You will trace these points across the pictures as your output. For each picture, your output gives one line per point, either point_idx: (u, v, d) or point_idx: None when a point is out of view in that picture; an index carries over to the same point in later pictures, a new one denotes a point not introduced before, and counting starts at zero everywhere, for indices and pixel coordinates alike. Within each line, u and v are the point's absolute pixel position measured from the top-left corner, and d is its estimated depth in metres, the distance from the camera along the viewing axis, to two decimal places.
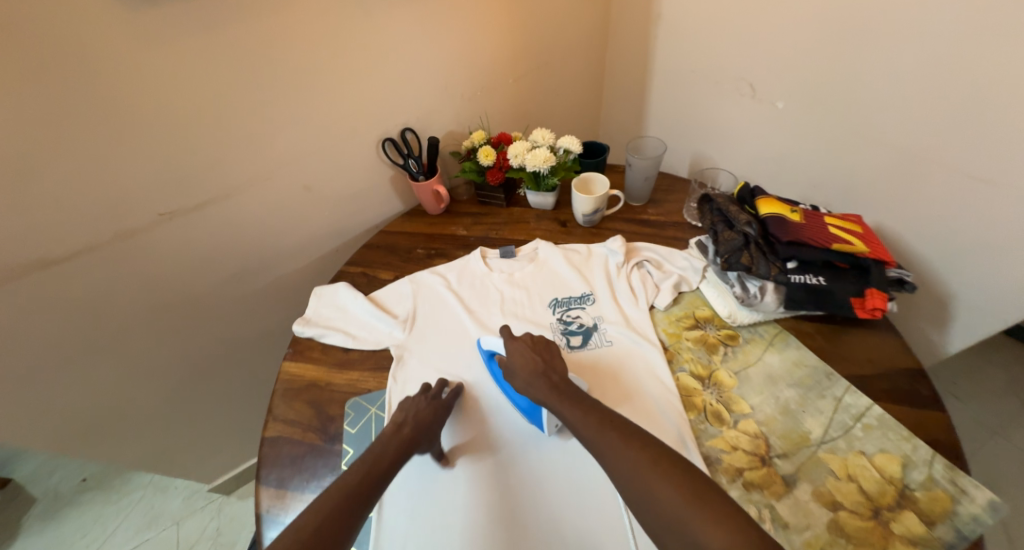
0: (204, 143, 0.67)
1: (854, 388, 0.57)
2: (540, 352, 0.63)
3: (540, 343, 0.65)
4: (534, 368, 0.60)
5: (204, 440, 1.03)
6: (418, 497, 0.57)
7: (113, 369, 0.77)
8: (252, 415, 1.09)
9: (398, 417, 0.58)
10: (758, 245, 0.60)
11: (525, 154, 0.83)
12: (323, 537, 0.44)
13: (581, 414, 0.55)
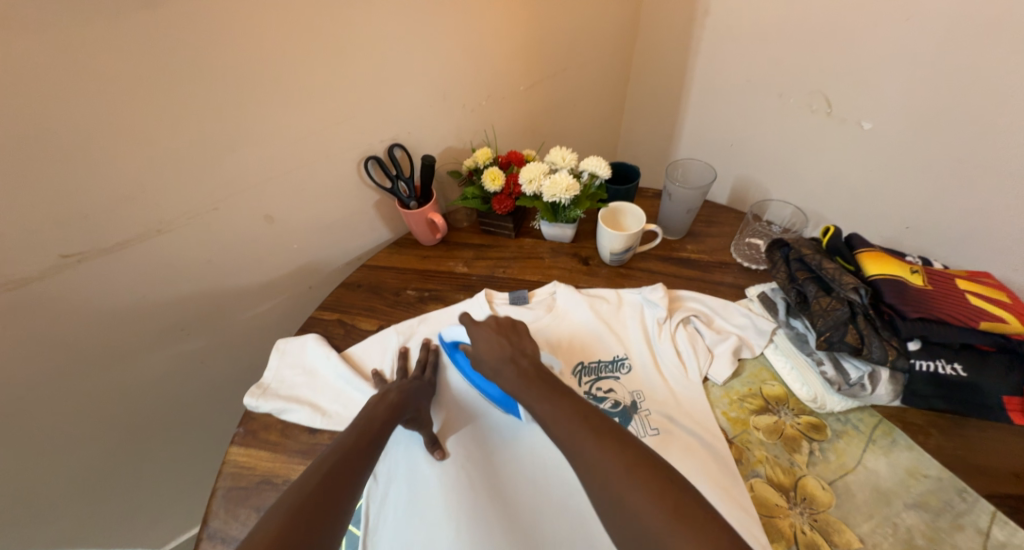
0: (125, 163, 0.50)
1: (1001, 515, 0.42)
2: (506, 334, 0.57)
3: (508, 324, 0.59)
4: (501, 351, 0.54)
5: (145, 520, 0.83)
6: (398, 538, 0.48)
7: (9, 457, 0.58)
8: (206, 484, 0.90)
9: (380, 390, 0.53)
10: (867, 316, 0.45)
11: (542, 180, 0.67)
12: (313, 504, 0.37)
13: (553, 405, 0.47)
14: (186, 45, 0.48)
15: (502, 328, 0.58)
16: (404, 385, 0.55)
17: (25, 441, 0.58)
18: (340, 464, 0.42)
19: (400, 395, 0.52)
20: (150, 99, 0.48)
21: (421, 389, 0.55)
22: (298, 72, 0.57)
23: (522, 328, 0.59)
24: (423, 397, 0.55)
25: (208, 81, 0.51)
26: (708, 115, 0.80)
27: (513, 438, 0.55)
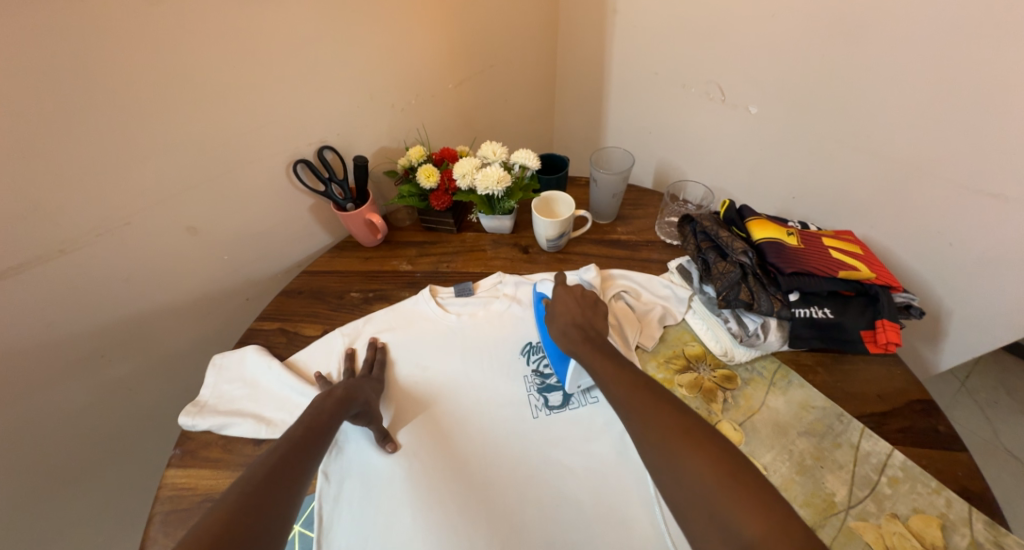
0: (8, 181, 0.46)
1: (869, 431, 0.51)
2: (587, 304, 0.61)
3: (591, 296, 0.62)
4: (574, 317, 0.59)
5: None
6: (356, 533, 0.50)
7: None
8: None
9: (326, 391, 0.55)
10: (755, 275, 0.52)
11: (474, 175, 0.70)
12: (261, 494, 0.39)
13: (613, 368, 0.51)
14: (67, 52, 0.45)
15: (586, 299, 0.62)
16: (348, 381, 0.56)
17: None
18: (284, 460, 0.43)
19: (345, 390, 0.54)
20: (30, 111, 0.45)
21: (368, 386, 0.58)
22: (204, 78, 0.55)
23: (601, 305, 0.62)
24: (371, 393, 0.57)
25: (100, 91, 0.49)
26: (625, 106, 0.86)
27: (468, 424, 0.58)
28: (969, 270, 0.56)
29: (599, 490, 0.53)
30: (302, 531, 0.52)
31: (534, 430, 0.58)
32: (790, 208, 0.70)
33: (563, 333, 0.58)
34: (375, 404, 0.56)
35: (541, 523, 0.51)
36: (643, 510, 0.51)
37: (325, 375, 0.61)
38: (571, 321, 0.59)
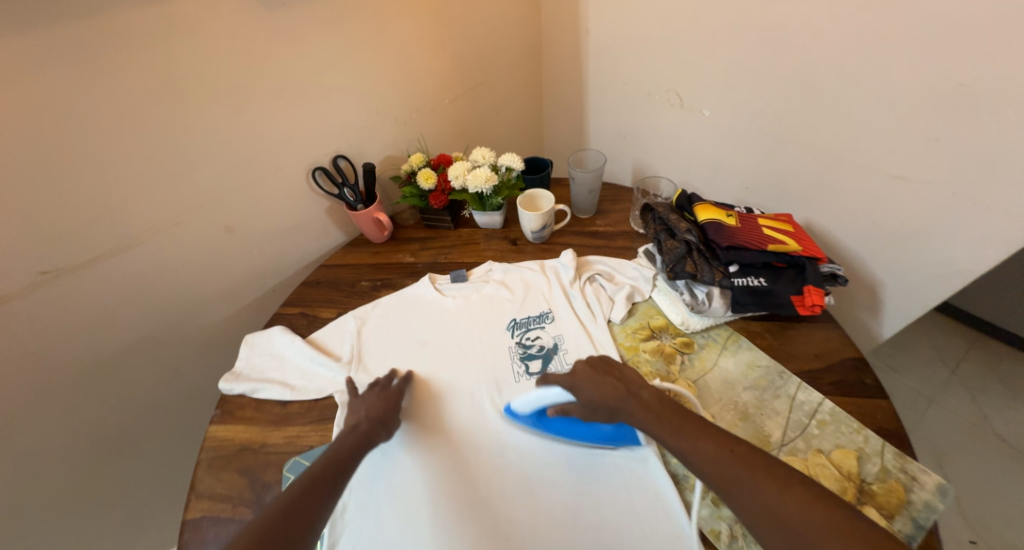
0: (90, 187, 0.59)
1: (805, 384, 0.59)
2: (610, 371, 0.57)
3: (604, 361, 0.58)
4: (614, 392, 0.54)
5: None
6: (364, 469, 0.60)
7: None
8: None
9: (352, 419, 0.59)
10: (700, 251, 0.61)
11: (465, 176, 0.80)
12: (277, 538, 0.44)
13: (690, 439, 0.48)
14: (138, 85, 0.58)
15: (600, 367, 0.57)
16: (371, 412, 0.60)
17: None
18: (299, 499, 0.48)
19: (366, 427, 0.58)
20: (107, 132, 0.58)
21: (387, 403, 0.62)
22: (238, 101, 0.68)
23: (616, 366, 0.59)
24: (392, 409, 0.61)
25: (159, 115, 0.61)
26: (602, 113, 0.96)
27: (459, 386, 0.67)
28: (897, 244, 0.63)
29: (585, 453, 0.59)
30: None
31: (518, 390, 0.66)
32: (746, 197, 0.79)
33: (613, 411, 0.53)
34: (396, 421, 0.60)
35: (527, 470, 0.58)
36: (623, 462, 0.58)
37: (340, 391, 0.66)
38: (614, 400, 0.53)
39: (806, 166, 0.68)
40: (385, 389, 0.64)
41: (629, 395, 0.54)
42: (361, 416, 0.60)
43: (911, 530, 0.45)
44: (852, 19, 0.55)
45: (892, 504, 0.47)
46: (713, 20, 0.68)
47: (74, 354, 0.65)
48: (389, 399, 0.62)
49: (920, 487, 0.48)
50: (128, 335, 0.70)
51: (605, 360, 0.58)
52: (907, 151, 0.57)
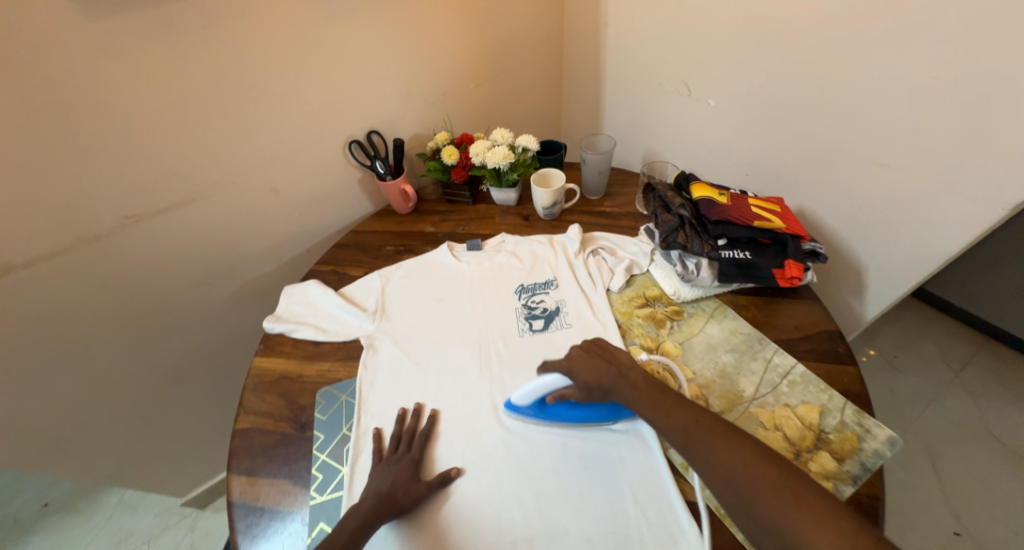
0: (164, 147, 0.72)
1: (781, 349, 0.64)
2: (604, 352, 0.64)
3: (603, 342, 0.65)
4: (607, 374, 0.60)
5: (171, 442, 1.06)
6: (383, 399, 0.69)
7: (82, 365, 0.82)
8: (218, 417, 1.13)
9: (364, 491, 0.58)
10: (692, 225, 0.67)
11: (485, 153, 0.88)
12: None
13: (665, 414, 0.55)
14: (205, 63, 0.70)
15: (598, 347, 0.65)
16: (382, 485, 0.57)
17: (92, 356, 0.82)
18: None
19: (376, 501, 0.56)
20: (181, 101, 0.71)
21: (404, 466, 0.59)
22: (288, 78, 0.78)
23: (614, 345, 0.66)
24: (408, 472, 0.59)
25: (222, 88, 0.73)
26: (618, 101, 1.02)
27: (469, 339, 0.75)
28: (877, 230, 0.68)
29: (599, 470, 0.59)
30: (348, 399, 0.70)
31: (520, 345, 0.73)
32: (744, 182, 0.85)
33: (605, 391, 0.59)
34: (409, 495, 0.57)
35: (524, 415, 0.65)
36: (636, 469, 0.58)
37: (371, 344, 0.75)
38: (606, 381, 0.59)
39: (797, 155, 0.74)
40: (399, 457, 0.61)
41: (621, 377, 0.60)
42: (371, 490, 0.57)
43: (859, 471, 0.51)
44: (834, 19, 0.61)
45: (845, 450, 0.53)
46: (715, 17, 0.74)
47: (144, 286, 0.82)
48: (402, 472, 0.59)
49: (872, 438, 0.53)
50: (185, 276, 0.86)
51: (605, 341, 0.66)
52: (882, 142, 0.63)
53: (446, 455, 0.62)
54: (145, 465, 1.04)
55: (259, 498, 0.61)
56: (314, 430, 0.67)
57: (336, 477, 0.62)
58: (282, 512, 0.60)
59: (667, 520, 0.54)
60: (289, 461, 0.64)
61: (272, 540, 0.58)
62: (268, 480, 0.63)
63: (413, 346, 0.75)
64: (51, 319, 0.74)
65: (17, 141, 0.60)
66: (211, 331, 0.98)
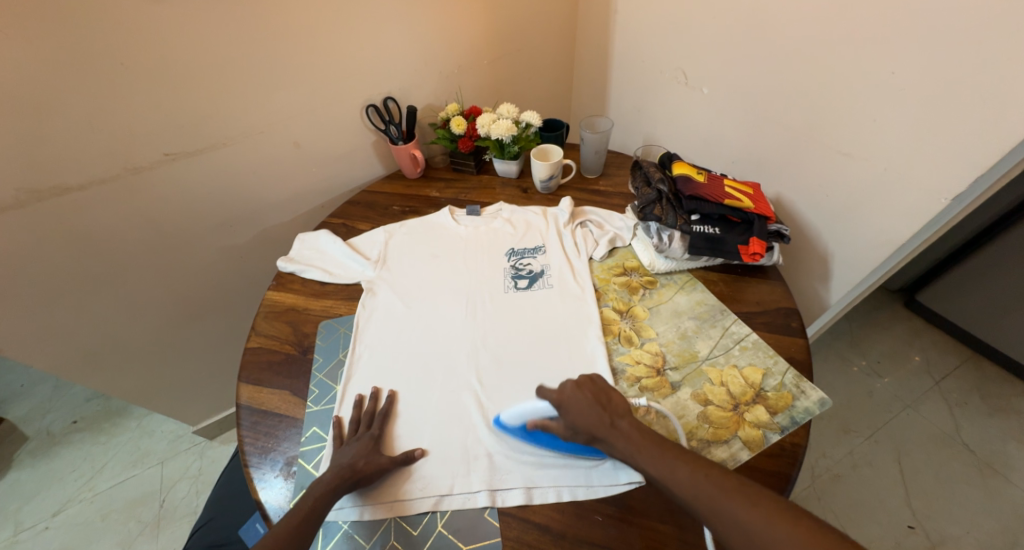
0: (202, 93, 0.81)
1: (740, 319, 0.70)
2: (596, 398, 0.59)
3: (589, 384, 0.61)
4: (599, 424, 0.57)
5: (188, 370, 1.18)
6: (378, 335, 0.77)
7: (118, 286, 0.93)
8: (231, 353, 1.25)
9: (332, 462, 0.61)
10: (669, 200, 0.73)
11: (490, 125, 0.94)
12: None
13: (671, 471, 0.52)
14: (243, 19, 0.78)
15: (586, 392, 0.60)
16: (342, 458, 0.61)
17: (127, 279, 0.93)
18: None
19: (334, 473, 0.59)
20: (220, 53, 0.79)
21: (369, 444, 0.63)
22: (315, 40, 0.86)
23: (600, 384, 0.62)
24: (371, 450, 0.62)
25: (255, 44, 0.81)
26: (621, 87, 1.08)
27: (458, 292, 0.82)
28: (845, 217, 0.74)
29: None
30: (346, 332, 0.80)
31: (504, 300, 0.79)
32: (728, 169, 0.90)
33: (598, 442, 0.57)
34: (371, 467, 0.60)
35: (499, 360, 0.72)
36: None
37: (371, 289, 0.83)
38: (598, 433, 0.57)
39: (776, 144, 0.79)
40: (361, 434, 0.64)
41: (613, 428, 0.56)
42: (332, 463, 0.61)
43: (787, 423, 0.58)
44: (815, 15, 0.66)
45: (779, 406, 0.60)
46: (712, 9, 0.80)
47: (175, 221, 0.92)
48: (362, 448, 0.62)
49: (805, 398, 0.60)
50: (212, 215, 0.96)
51: (593, 381, 0.61)
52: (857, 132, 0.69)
53: (427, 384, 0.70)
54: (164, 386, 1.16)
55: (263, 403, 0.72)
56: (314, 353, 0.78)
57: (330, 392, 0.73)
58: (283, 413, 0.71)
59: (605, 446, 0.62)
60: (291, 377, 0.76)
61: (273, 435, 0.69)
62: (271, 389, 0.74)
63: (408, 293, 0.82)
64: (96, 240, 0.85)
65: (81, 77, 0.71)
66: (231, 270, 1.08)
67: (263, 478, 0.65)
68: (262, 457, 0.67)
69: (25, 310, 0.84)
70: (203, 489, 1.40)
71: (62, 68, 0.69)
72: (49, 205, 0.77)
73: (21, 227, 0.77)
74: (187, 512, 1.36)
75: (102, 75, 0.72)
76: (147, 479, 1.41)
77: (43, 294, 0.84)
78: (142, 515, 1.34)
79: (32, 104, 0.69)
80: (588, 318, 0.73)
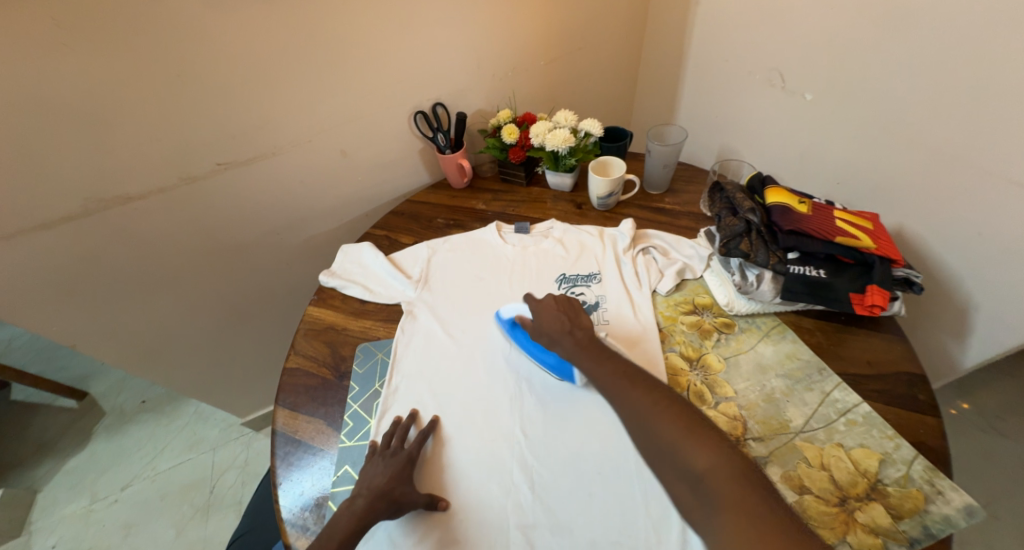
0: (253, 103, 0.78)
1: (845, 384, 0.57)
2: (565, 311, 0.67)
3: (564, 302, 0.68)
4: (560, 328, 0.64)
5: (236, 369, 1.19)
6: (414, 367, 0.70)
7: (171, 292, 0.92)
8: (276, 354, 1.24)
9: (358, 486, 0.56)
10: (759, 232, 0.61)
11: (545, 135, 0.85)
12: None
13: None
14: (295, 25, 0.73)
15: (560, 305, 0.68)
16: (376, 482, 0.56)
17: (180, 285, 0.93)
18: None
19: (367, 500, 0.54)
20: (271, 61, 0.75)
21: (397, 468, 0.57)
22: (367, 44, 0.80)
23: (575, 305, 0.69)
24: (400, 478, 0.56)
25: (308, 50, 0.76)
26: (700, 88, 0.98)
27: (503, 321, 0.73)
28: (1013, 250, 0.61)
29: (623, 521, 0.53)
30: (383, 358, 0.74)
31: None
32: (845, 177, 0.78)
33: (552, 344, 0.64)
34: (407, 494, 0.55)
35: (545, 409, 0.63)
36: (662, 520, 0.53)
37: (410, 311, 0.77)
38: (557, 335, 0.63)
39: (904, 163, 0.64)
40: (396, 450, 0.60)
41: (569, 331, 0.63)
42: (365, 486, 0.56)
43: (920, 535, 0.45)
44: None
45: (906, 508, 0.46)
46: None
47: (226, 228, 0.90)
48: (396, 467, 0.57)
49: (944, 502, 0.46)
50: (261, 223, 0.94)
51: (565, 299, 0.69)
52: None
53: (462, 430, 0.62)
54: (213, 386, 1.17)
55: (298, 431, 0.68)
56: (351, 381, 0.72)
57: (363, 427, 0.67)
58: (316, 446, 0.66)
59: (668, 540, 0.51)
60: (326, 404, 0.70)
61: (305, 469, 0.64)
62: (307, 417, 0.69)
63: (448, 319, 0.75)
64: (153, 247, 0.85)
65: (136, 88, 0.68)
66: (278, 276, 1.06)
67: (292, 518, 0.60)
68: (293, 493, 0.62)
69: (86, 314, 0.85)
70: (249, 480, 1.42)
71: (117, 79, 0.66)
72: (108, 215, 0.77)
73: (81, 236, 0.77)
74: (234, 502, 1.37)
75: (157, 86, 0.69)
76: (199, 465, 1.45)
77: (102, 299, 0.85)
78: (194, 499, 1.38)
79: (93, 117, 0.68)
80: (650, 364, 0.62)
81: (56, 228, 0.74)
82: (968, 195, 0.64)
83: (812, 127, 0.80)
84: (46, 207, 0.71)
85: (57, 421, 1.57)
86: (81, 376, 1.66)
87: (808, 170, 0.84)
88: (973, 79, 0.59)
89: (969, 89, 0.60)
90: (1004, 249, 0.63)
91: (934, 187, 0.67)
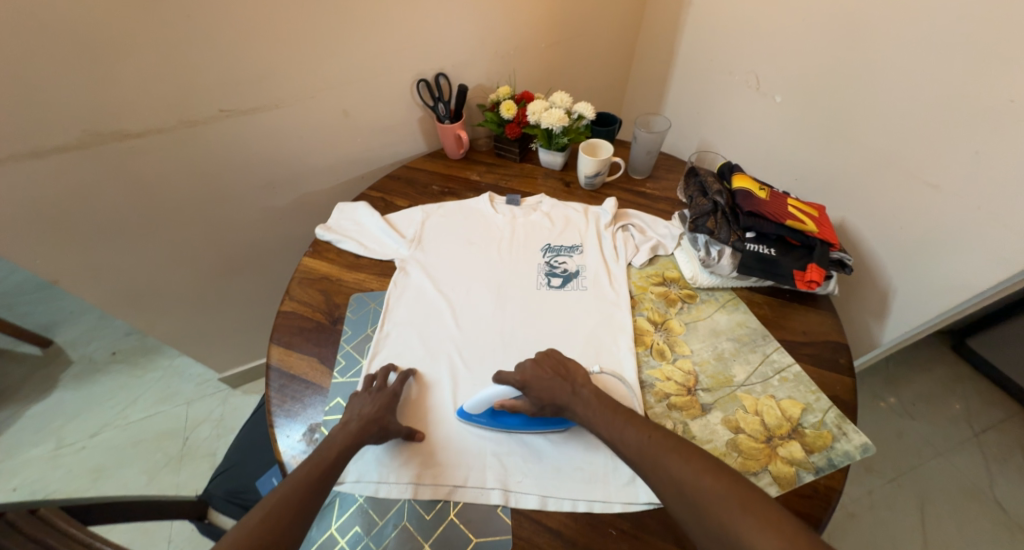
0: (261, 52, 0.81)
1: (782, 348, 0.66)
2: (554, 369, 0.63)
3: (546, 358, 0.65)
4: (560, 391, 0.61)
5: (219, 321, 1.21)
6: (406, 319, 0.76)
7: (161, 234, 0.95)
8: (261, 309, 1.27)
9: (347, 414, 0.62)
10: (724, 213, 0.69)
11: (542, 113, 0.91)
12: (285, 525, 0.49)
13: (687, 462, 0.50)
14: None
15: (546, 365, 0.64)
16: (366, 410, 0.62)
17: (171, 228, 0.95)
18: (300, 483, 0.53)
19: (360, 424, 0.60)
20: (283, 13, 0.78)
21: (387, 402, 0.63)
22: (377, 8, 0.84)
23: (556, 356, 0.66)
24: (389, 409, 0.62)
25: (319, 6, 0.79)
26: (686, 85, 1.06)
27: (491, 283, 0.80)
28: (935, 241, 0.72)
29: (585, 453, 0.61)
30: (376, 308, 0.80)
31: (537, 295, 0.77)
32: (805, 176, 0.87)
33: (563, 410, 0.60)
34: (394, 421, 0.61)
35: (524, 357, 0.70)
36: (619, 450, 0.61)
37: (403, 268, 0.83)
38: (561, 400, 0.60)
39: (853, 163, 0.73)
40: (381, 388, 0.65)
41: (574, 394, 0.60)
42: (355, 413, 0.61)
43: (824, 465, 0.55)
44: None
45: (817, 445, 0.57)
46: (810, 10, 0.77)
47: (222, 175, 0.93)
48: (384, 399, 0.63)
49: (847, 441, 0.56)
50: (258, 175, 0.97)
51: (549, 356, 0.65)
52: (955, 159, 0.66)
53: (448, 373, 0.69)
54: (195, 333, 1.20)
55: (293, 368, 0.73)
56: (344, 325, 0.78)
57: (356, 366, 0.73)
58: (310, 381, 0.71)
59: (622, 466, 0.60)
60: (320, 345, 0.76)
61: (300, 400, 0.69)
62: (301, 356, 0.74)
63: (439, 278, 0.81)
64: (148, 187, 0.87)
65: (147, 25, 0.70)
66: (269, 230, 1.09)
67: (286, 440, 0.66)
68: (287, 419, 0.68)
69: (75, 248, 0.87)
70: (224, 433, 1.45)
71: (129, 14, 0.68)
72: (106, 149, 0.79)
73: (77, 167, 0.78)
74: (208, 452, 1.41)
75: (168, 25, 0.72)
76: (172, 417, 1.47)
77: (92, 234, 0.87)
78: (167, 448, 1.41)
79: (103, 50, 0.70)
80: (619, 326, 0.70)
81: (54, 156, 0.75)
82: (899, 196, 0.74)
83: (779, 128, 0.88)
84: (45, 135, 0.73)
85: (21, 368, 1.55)
86: (48, 323, 1.64)
87: (772, 166, 0.93)
88: (912, 93, 0.68)
89: (907, 102, 0.69)
90: (923, 244, 0.74)
91: (873, 187, 0.77)
